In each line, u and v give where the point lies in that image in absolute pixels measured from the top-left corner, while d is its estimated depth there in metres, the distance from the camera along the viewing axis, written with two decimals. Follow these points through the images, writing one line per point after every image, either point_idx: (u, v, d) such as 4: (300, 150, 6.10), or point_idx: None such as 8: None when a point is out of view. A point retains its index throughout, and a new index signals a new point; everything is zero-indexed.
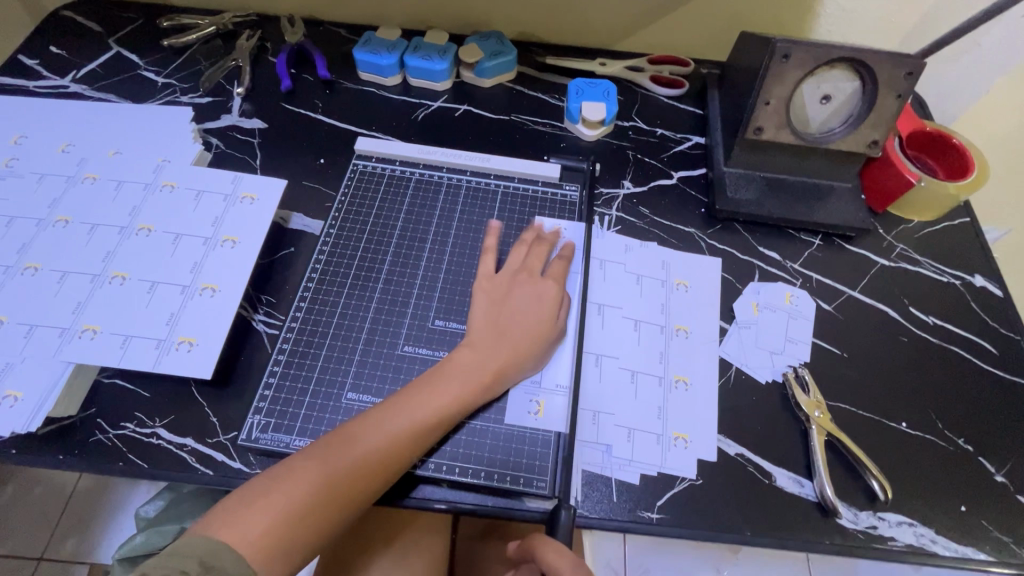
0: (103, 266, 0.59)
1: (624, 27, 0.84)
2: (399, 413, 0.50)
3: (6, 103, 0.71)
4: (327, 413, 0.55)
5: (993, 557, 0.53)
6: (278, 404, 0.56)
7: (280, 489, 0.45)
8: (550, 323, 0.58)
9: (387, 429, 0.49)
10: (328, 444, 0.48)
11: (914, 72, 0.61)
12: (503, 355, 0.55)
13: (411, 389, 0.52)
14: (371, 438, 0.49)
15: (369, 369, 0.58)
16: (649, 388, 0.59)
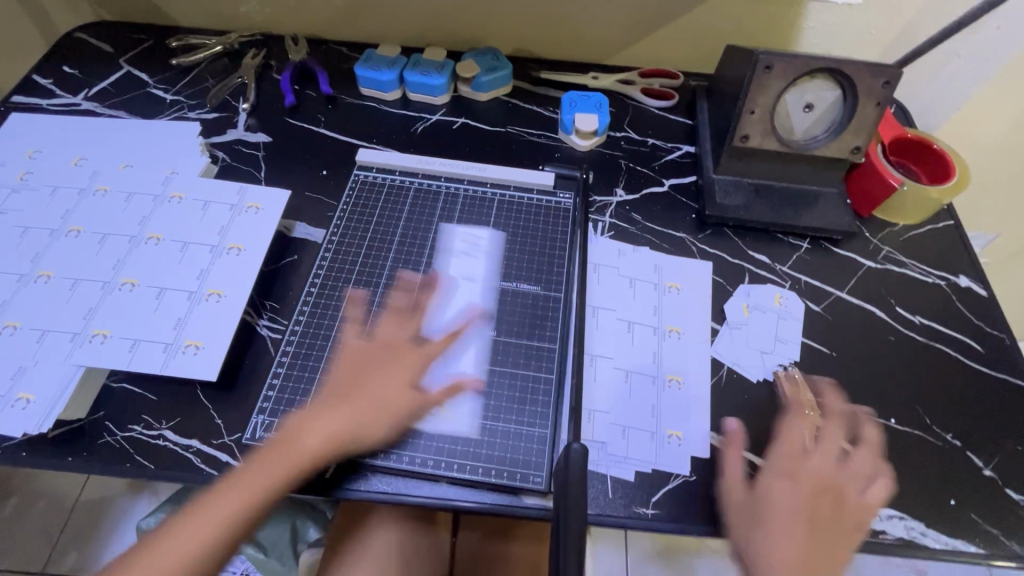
0: (113, 274, 0.61)
1: (615, 42, 0.87)
2: (239, 485, 0.51)
3: (21, 120, 0.74)
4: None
5: (983, 549, 0.54)
6: (278, 407, 0.57)
7: (156, 555, 0.48)
8: (412, 382, 0.57)
9: (241, 493, 0.51)
10: (168, 532, 0.49)
11: (892, 81, 0.63)
12: (358, 410, 0.55)
13: (269, 448, 0.52)
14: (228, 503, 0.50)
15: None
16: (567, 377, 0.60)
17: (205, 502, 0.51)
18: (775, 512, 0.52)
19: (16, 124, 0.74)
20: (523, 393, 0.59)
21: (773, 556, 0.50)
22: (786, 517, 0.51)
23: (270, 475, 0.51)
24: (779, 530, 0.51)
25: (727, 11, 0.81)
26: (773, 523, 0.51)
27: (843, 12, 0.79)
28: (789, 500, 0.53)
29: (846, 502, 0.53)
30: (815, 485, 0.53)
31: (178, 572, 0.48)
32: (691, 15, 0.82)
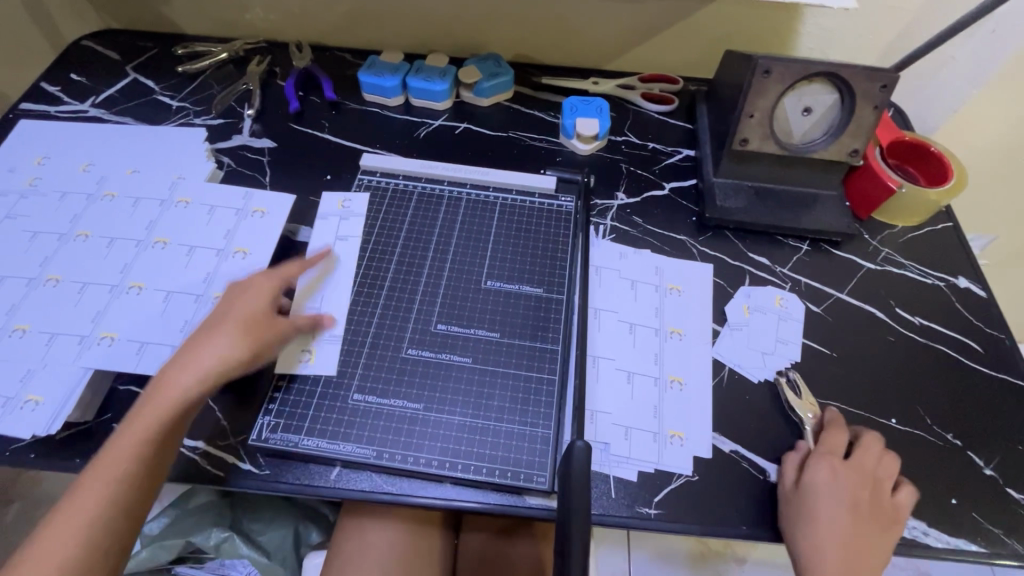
0: (121, 277, 0.62)
1: (615, 48, 0.88)
2: (126, 439, 0.48)
3: (30, 127, 0.75)
4: (334, 413, 0.57)
5: (985, 548, 0.54)
6: (284, 407, 0.58)
7: (60, 520, 0.45)
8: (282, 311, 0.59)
9: (131, 443, 0.48)
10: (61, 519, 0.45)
11: (889, 85, 0.64)
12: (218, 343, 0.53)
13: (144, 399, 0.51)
14: (123, 456, 0.48)
15: (366, 375, 0.60)
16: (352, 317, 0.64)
17: (95, 463, 0.48)
18: (825, 516, 0.53)
19: (25, 131, 0.75)
20: (526, 394, 0.59)
21: (824, 560, 0.52)
22: (832, 518, 0.53)
23: (154, 420, 0.49)
24: (830, 531, 0.52)
25: (725, 17, 0.82)
26: (823, 525, 0.53)
27: (841, 18, 0.80)
28: (835, 502, 0.54)
29: (881, 501, 0.54)
30: (857, 483, 0.55)
31: (88, 525, 0.45)
32: (690, 20, 0.83)
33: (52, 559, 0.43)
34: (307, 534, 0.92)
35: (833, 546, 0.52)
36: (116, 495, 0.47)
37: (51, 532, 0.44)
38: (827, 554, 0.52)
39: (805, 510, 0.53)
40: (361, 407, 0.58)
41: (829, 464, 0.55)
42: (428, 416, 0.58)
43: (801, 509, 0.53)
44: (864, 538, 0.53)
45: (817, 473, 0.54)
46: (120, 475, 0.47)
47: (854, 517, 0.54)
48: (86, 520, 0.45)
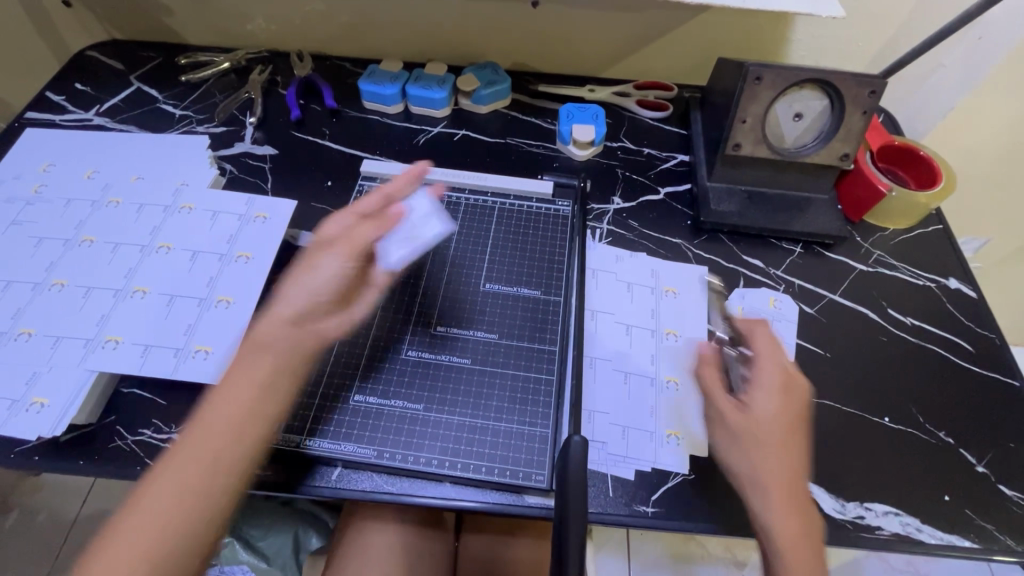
0: (126, 281, 0.63)
1: (611, 56, 0.90)
2: (241, 381, 0.49)
3: (36, 136, 0.77)
4: (370, 415, 0.58)
5: (978, 544, 0.55)
6: (317, 415, 0.58)
7: (184, 449, 0.47)
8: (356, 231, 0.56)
9: (210, 408, 0.48)
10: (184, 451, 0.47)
11: (877, 90, 0.66)
12: (296, 286, 0.53)
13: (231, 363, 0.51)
14: (203, 424, 0.48)
15: (395, 380, 0.60)
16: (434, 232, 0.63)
17: (203, 416, 0.48)
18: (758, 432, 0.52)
19: (31, 139, 0.76)
20: (524, 394, 0.60)
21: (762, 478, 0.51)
22: (770, 442, 0.52)
23: (240, 379, 0.49)
24: (770, 455, 0.51)
25: (718, 26, 0.84)
26: (763, 450, 0.51)
27: (830, 26, 0.82)
28: (774, 426, 0.52)
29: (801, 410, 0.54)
30: (794, 405, 0.54)
31: (213, 457, 0.46)
32: (683, 29, 0.85)
33: (175, 485, 0.45)
34: (307, 539, 0.92)
35: (775, 470, 0.51)
36: (232, 453, 0.47)
37: (146, 499, 0.45)
38: (766, 474, 0.51)
39: (741, 435, 0.53)
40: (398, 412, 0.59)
41: (766, 391, 0.54)
42: (428, 416, 0.58)
43: (737, 433, 0.53)
44: (801, 460, 0.52)
45: (754, 399, 0.54)
46: (231, 432, 0.48)
47: (794, 438, 0.52)
48: (195, 474, 0.46)
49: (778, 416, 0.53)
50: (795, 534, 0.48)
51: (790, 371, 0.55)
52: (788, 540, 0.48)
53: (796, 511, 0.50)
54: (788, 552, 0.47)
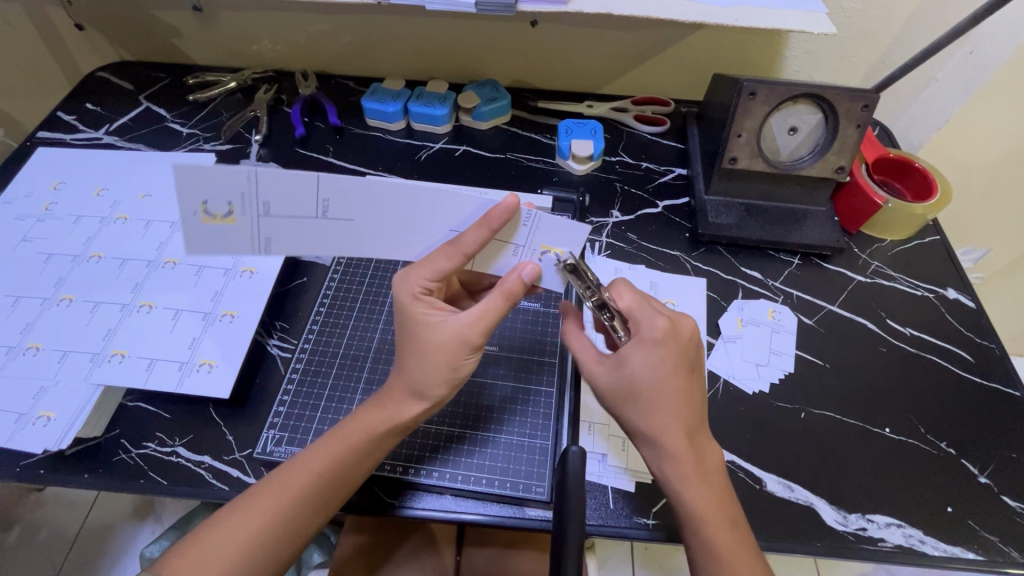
0: (132, 296, 0.64)
1: (608, 73, 0.92)
2: (355, 428, 0.51)
3: (47, 154, 0.79)
4: (449, 446, 0.58)
5: (982, 556, 0.55)
6: (399, 449, 0.58)
7: (289, 475, 0.49)
8: (469, 320, 0.51)
9: (321, 462, 0.50)
10: (285, 479, 0.49)
11: (870, 104, 0.66)
12: (421, 365, 0.52)
13: (347, 421, 0.52)
14: (314, 470, 0.49)
15: (470, 414, 0.60)
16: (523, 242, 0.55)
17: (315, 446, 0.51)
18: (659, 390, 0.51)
19: (41, 158, 0.78)
20: (524, 406, 0.61)
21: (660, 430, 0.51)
22: (655, 396, 0.51)
23: (357, 429, 0.51)
24: (664, 410, 0.51)
25: (713, 43, 0.85)
26: (652, 403, 0.51)
27: (822, 43, 0.83)
28: (661, 380, 0.51)
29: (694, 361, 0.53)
30: (673, 353, 0.51)
31: (310, 491, 0.49)
32: (679, 46, 0.86)
33: (268, 509, 0.47)
34: (308, 555, 0.93)
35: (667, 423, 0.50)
36: (325, 492, 0.49)
37: (237, 515, 0.47)
38: (669, 432, 0.50)
39: (627, 394, 0.52)
40: (474, 447, 0.58)
41: (641, 345, 0.51)
42: (436, 432, 0.59)
43: (619, 392, 0.52)
44: (694, 402, 0.52)
45: (630, 359, 0.52)
46: (328, 472, 0.50)
47: (681, 384, 0.51)
48: (287, 507, 0.48)
49: (660, 369, 0.51)
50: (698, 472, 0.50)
51: (663, 316, 0.52)
52: (693, 484, 0.49)
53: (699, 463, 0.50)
54: (690, 493, 0.49)
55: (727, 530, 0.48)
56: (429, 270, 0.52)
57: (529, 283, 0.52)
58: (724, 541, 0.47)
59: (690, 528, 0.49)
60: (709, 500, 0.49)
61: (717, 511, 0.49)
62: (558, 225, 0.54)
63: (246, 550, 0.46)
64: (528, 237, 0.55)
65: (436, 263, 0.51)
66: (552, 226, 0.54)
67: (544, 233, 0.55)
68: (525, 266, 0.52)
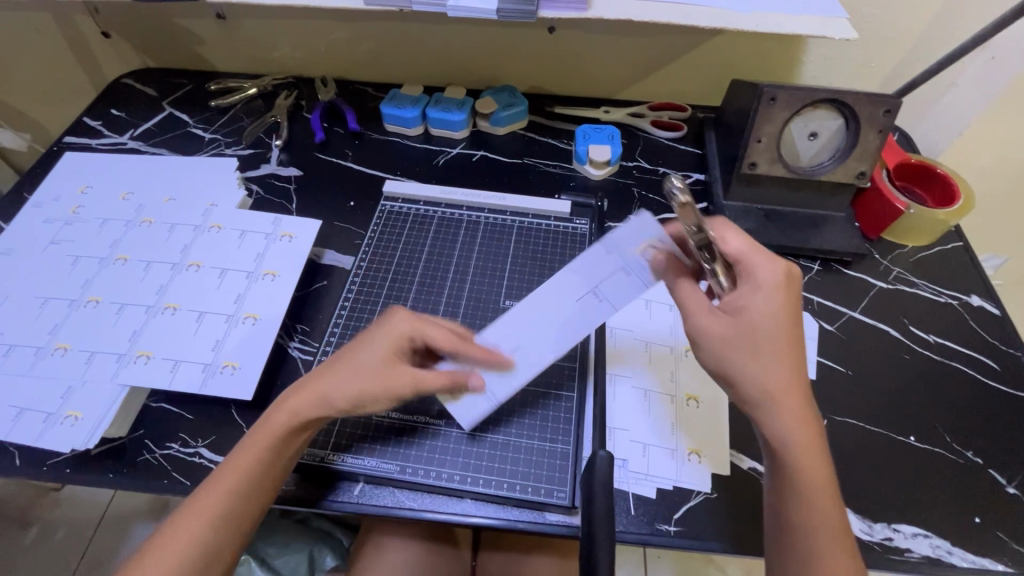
0: (157, 298, 0.65)
1: (625, 78, 0.92)
2: (264, 428, 0.51)
3: (74, 159, 0.80)
4: (402, 436, 0.59)
5: (1012, 568, 0.54)
6: (333, 437, 0.58)
7: (212, 484, 0.49)
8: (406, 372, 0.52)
9: (227, 480, 0.49)
10: (210, 490, 0.48)
11: (892, 110, 0.66)
12: (337, 374, 0.52)
13: (256, 426, 0.51)
14: (236, 475, 0.49)
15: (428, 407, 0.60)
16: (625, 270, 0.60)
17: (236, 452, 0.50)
18: (762, 343, 0.47)
19: (69, 163, 0.80)
20: (543, 409, 0.61)
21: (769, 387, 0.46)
22: (756, 344, 0.47)
23: (264, 433, 0.50)
24: (770, 365, 0.46)
25: (731, 48, 0.85)
26: (765, 355, 0.47)
27: (841, 48, 0.83)
28: (770, 331, 0.47)
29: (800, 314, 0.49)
30: (791, 298, 0.48)
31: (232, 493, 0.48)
32: (696, 51, 0.87)
33: (198, 519, 0.47)
34: (321, 558, 0.98)
35: (777, 380, 0.46)
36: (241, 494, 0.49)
37: (171, 533, 0.47)
38: (777, 388, 0.46)
39: (729, 342, 0.48)
40: (495, 451, 0.58)
41: (755, 288, 0.48)
42: (452, 432, 0.59)
43: (734, 337, 0.48)
44: (799, 355, 0.47)
45: (744, 300, 0.48)
46: (247, 473, 0.49)
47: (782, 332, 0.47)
48: (211, 511, 0.47)
49: (763, 317, 0.47)
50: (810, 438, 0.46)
51: (780, 262, 0.49)
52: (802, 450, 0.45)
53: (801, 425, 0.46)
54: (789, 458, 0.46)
55: (824, 500, 0.45)
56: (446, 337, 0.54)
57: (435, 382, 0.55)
58: (822, 506, 0.45)
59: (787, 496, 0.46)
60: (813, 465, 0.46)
61: (823, 475, 0.45)
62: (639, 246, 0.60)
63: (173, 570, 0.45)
64: (620, 257, 0.59)
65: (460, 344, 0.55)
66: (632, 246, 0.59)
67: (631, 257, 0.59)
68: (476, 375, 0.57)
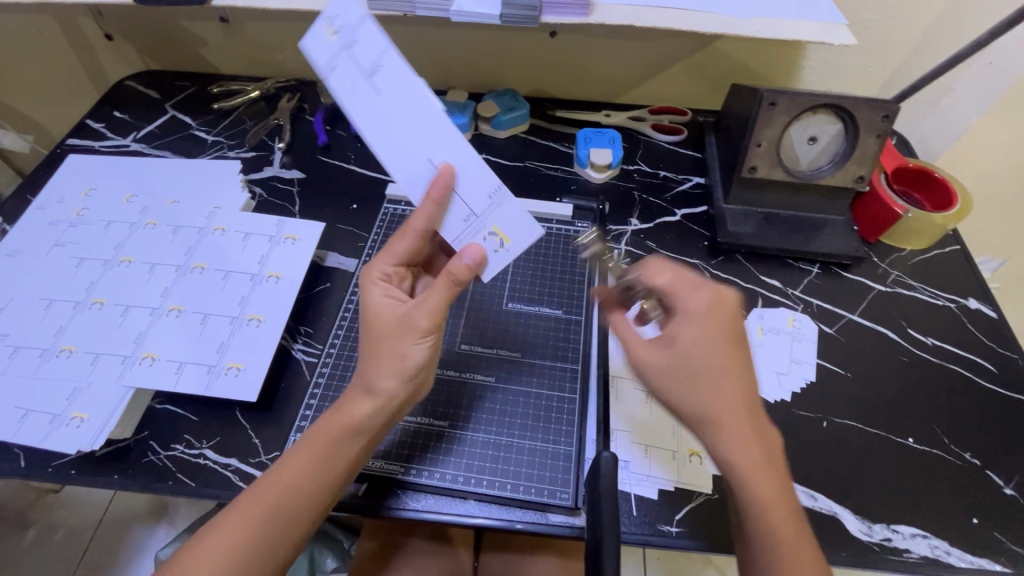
0: (161, 300, 0.66)
1: (626, 82, 0.93)
2: (317, 432, 0.50)
3: (78, 162, 0.80)
4: (435, 443, 0.59)
5: (1010, 568, 0.54)
6: (383, 446, 0.58)
7: (260, 489, 0.48)
8: (403, 306, 0.52)
9: (284, 478, 0.48)
10: (257, 498, 0.48)
11: (890, 115, 0.66)
12: (376, 361, 0.51)
13: (309, 433, 0.51)
14: (284, 482, 0.48)
15: (451, 410, 0.61)
16: (428, 113, 0.49)
17: (286, 459, 0.50)
18: (697, 373, 0.49)
19: (73, 165, 0.80)
20: (546, 409, 0.62)
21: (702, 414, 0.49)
22: (688, 376, 0.50)
23: (318, 438, 0.50)
24: (701, 393, 0.49)
25: (731, 54, 0.86)
26: (704, 382, 0.49)
27: (840, 54, 0.84)
28: (703, 361, 0.49)
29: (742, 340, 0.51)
30: (722, 324, 0.50)
31: (281, 500, 0.48)
32: (697, 56, 0.87)
33: (245, 524, 0.47)
34: (323, 560, 0.97)
35: (705, 407, 0.49)
36: (291, 504, 0.48)
37: (214, 537, 0.46)
38: (716, 415, 0.48)
39: (664, 372, 0.51)
40: (499, 452, 0.59)
41: (687, 318, 0.51)
42: (477, 437, 0.60)
43: (671, 371, 0.50)
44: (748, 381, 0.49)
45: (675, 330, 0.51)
46: (296, 479, 0.49)
47: (723, 362, 0.49)
48: (262, 517, 0.47)
49: (693, 348, 0.50)
50: (757, 461, 0.47)
51: (706, 288, 0.52)
52: (755, 472, 0.46)
53: (750, 449, 0.47)
54: (753, 482, 0.46)
55: (790, 526, 0.46)
56: (387, 256, 0.54)
57: (474, 267, 0.51)
58: (782, 526, 0.46)
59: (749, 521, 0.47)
60: (773, 491, 0.46)
61: (778, 496, 0.46)
62: (395, 59, 0.48)
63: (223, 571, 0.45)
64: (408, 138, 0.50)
65: (392, 248, 0.54)
66: (395, 73, 0.48)
67: (396, 83, 0.48)
68: (468, 250, 0.52)
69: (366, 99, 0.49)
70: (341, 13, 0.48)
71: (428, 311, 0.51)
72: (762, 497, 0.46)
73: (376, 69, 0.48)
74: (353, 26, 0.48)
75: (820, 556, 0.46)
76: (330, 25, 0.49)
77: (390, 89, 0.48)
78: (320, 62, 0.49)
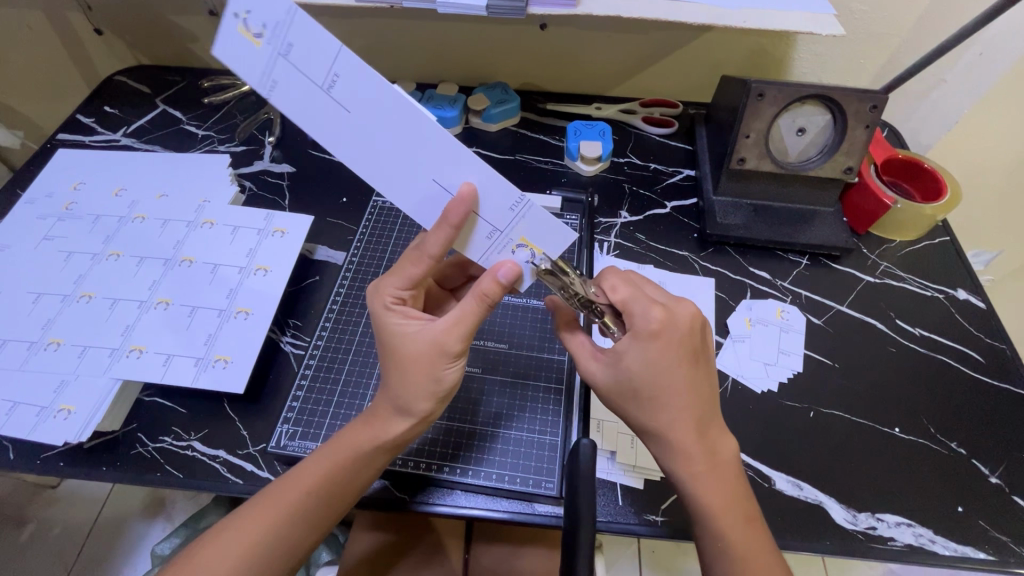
0: (149, 294, 0.66)
1: (616, 75, 0.93)
2: (345, 440, 0.51)
3: (67, 156, 0.80)
4: (464, 441, 0.59)
5: (993, 556, 0.54)
6: (418, 445, 0.58)
7: (277, 494, 0.49)
8: (424, 326, 0.50)
9: (303, 482, 0.49)
10: (269, 500, 0.48)
11: (878, 105, 0.66)
12: (404, 379, 0.50)
13: (332, 440, 0.52)
14: (308, 488, 0.49)
15: (475, 409, 0.61)
16: (413, 128, 0.41)
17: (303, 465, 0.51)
18: (649, 391, 0.48)
19: (63, 159, 0.80)
20: (533, 401, 0.62)
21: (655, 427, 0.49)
22: (636, 393, 0.49)
23: (342, 447, 0.51)
24: (656, 408, 0.49)
25: (721, 46, 0.86)
26: (650, 401, 0.49)
27: (830, 45, 0.83)
28: (650, 382, 0.48)
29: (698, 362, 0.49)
30: (671, 345, 0.48)
31: (298, 505, 0.48)
32: (687, 48, 0.87)
33: (261, 525, 0.47)
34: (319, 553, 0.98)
35: (658, 422, 0.49)
36: (308, 509, 0.49)
37: (223, 535, 0.47)
38: (667, 430, 0.49)
39: (611, 388, 0.51)
40: (499, 446, 0.59)
41: (636, 340, 0.48)
42: (501, 435, 0.59)
43: (619, 388, 0.50)
44: (702, 394, 0.49)
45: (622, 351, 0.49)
46: (312, 486, 0.49)
47: (679, 383, 0.48)
48: (275, 520, 0.48)
49: (648, 368, 0.48)
50: (702, 471, 0.48)
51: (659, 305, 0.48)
52: (698, 481, 0.48)
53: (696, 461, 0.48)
54: (705, 491, 0.48)
55: (745, 529, 0.47)
56: (397, 278, 0.51)
57: (507, 284, 0.48)
58: (730, 531, 0.47)
59: (702, 525, 0.48)
60: (727, 497, 0.48)
61: (726, 502, 0.48)
62: (351, 62, 0.39)
63: (236, 571, 0.46)
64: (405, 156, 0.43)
65: (404, 270, 0.51)
66: (357, 83, 0.40)
67: (362, 95, 0.40)
68: (502, 265, 0.48)
69: (336, 119, 0.42)
70: (257, 5, 0.38)
71: (455, 332, 0.49)
72: (713, 505, 0.48)
73: (334, 79, 0.40)
74: (282, 24, 0.38)
75: (775, 559, 0.47)
76: (246, 23, 0.38)
77: (359, 103, 0.41)
78: (250, 75, 0.40)
